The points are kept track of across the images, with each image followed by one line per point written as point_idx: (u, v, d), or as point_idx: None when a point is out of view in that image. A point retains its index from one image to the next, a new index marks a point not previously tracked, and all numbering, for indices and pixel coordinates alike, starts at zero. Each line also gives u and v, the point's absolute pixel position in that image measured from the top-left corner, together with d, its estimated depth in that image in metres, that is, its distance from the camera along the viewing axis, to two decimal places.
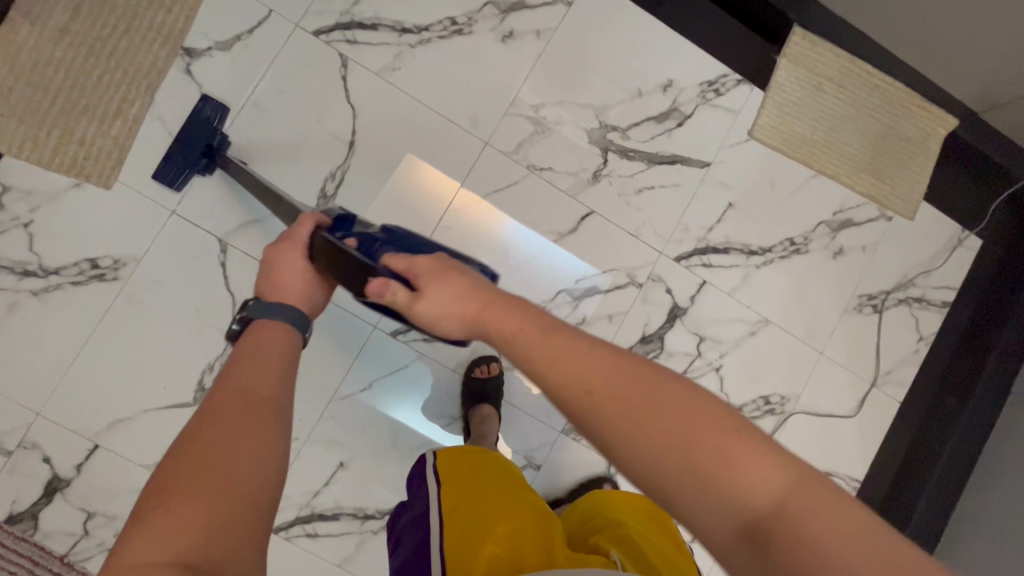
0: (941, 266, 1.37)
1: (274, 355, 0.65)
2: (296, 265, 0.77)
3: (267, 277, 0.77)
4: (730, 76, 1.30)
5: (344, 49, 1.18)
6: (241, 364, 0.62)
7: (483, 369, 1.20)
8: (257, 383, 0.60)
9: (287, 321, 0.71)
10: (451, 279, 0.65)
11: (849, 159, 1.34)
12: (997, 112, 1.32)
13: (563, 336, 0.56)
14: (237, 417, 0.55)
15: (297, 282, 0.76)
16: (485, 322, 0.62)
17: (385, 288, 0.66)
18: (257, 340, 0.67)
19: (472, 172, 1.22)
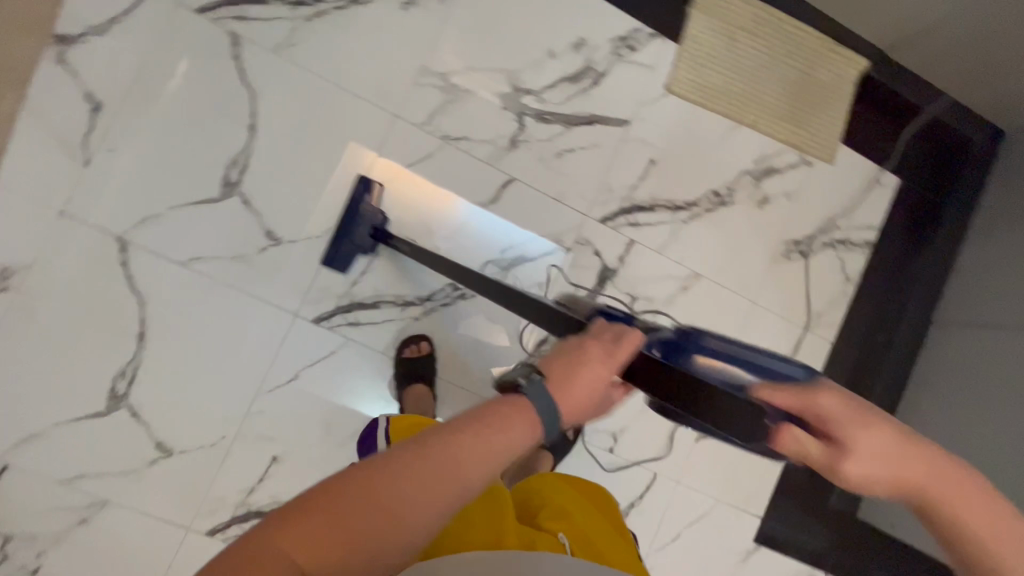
0: (862, 206, 1.40)
1: (521, 437, 0.51)
2: (601, 374, 0.56)
3: (562, 359, 0.56)
4: (642, 30, 1.28)
5: (233, 26, 1.12)
6: (501, 431, 0.50)
7: (413, 348, 1.18)
8: (474, 452, 0.48)
9: (549, 425, 0.52)
10: (880, 423, 0.51)
11: (767, 108, 1.34)
12: (903, 48, 1.34)
13: (924, 459, 0.51)
14: (430, 488, 0.46)
15: (590, 385, 0.56)
16: (923, 487, 0.51)
17: (796, 442, 0.53)
18: (509, 427, 0.51)
19: (384, 147, 1.18)
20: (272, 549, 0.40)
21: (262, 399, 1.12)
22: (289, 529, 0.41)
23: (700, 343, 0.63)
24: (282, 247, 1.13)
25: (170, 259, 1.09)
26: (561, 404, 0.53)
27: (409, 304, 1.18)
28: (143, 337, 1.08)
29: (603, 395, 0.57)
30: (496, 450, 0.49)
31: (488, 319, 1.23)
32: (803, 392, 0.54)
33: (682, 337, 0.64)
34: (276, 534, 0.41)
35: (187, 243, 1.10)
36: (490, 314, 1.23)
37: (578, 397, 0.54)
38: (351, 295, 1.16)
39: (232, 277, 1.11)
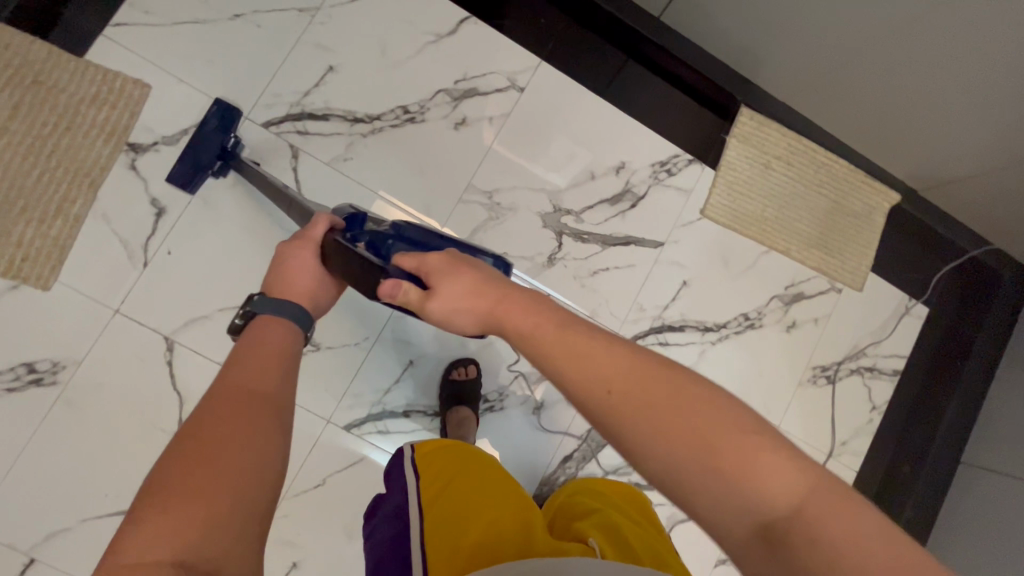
0: (890, 336, 1.41)
1: (274, 354, 0.65)
2: (309, 265, 0.81)
3: (275, 271, 0.80)
4: (681, 156, 1.33)
5: (295, 140, 1.18)
6: (243, 364, 0.62)
7: (461, 371, 1.19)
8: (253, 377, 0.60)
9: (295, 316, 0.73)
10: (457, 271, 0.67)
11: (799, 234, 1.38)
12: (936, 190, 1.38)
13: (551, 314, 0.60)
14: (242, 414, 0.55)
15: (301, 273, 0.80)
16: (501, 319, 0.63)
17: (396, 287, 0.69)
18: (262, 337, 0.68)
19: None
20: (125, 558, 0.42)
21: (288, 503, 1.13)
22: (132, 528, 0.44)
23: (379, 235, 0.79)
24: (321, 352, 1.17)
25: (213, 360, 1.13)
26: (279, 291, 0.78)
27: (438, 415, 1.20)
28: None
29: (320, 276, 0.81)
30: (270, 370, 0.63)
31: (515, 432, 1.23)
32: (410, 258, 0.71)
33: (382, 231, 0.78)
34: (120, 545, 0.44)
35: (230, 343, 1.13)
36: (518, 426, 1.23)
37: (295, 286, 0.78)
38: (383, 403, 1.18)
39: None
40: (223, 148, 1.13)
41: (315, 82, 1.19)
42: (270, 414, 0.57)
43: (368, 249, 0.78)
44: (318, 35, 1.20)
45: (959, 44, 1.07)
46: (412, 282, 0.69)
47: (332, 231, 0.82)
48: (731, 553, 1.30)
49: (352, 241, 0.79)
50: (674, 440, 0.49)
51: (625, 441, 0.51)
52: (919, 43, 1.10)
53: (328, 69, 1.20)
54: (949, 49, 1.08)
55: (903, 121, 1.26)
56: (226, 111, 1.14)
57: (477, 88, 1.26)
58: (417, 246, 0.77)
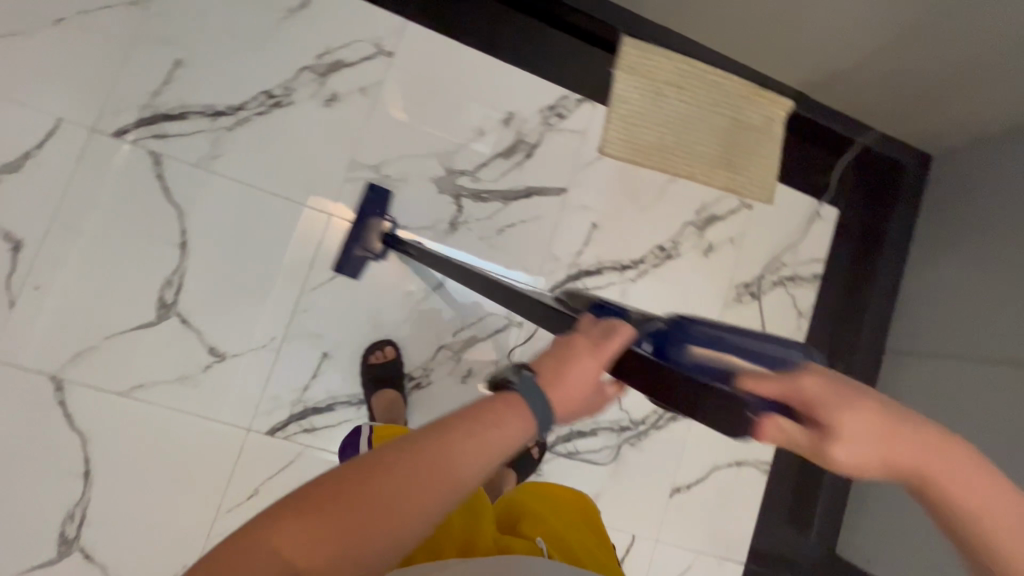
0: (806, 242, 1.42)
1: (497, 441, 0.47)
2: (592, 374, 0.52)
3: (552, 361, 0.52)
4: (569, 97, 1.30)
5: (153, 145, 1.10)
6: (478, 432, 0.46)
7: (378, 354, 1.16)
8: (462, 449, 0.45)
9: (545, 421, 0.49)
10: (862, 397, 0.46)
11: (702, 157, 1.36)
12: (824, 91, 1.37)
13: (919, 438, 0.46)
14: (417, 487, 0.43)
15: (582, 382, 0.52)
16: (884, 453, 0.46)
17: (776, 427, 0.48)
18: (497, 425, 0.47)
19: (322, 248, 1.16)
20: (257, 544, 0.39)
21: (221, 520, 1.09)
22: (268, 517, 0.40)
23: (691, 331, 0.56)
24: (227, 361, 1.11)
25: (111, 391, 1.06)
26: (559, 395, 0.50)
27: (364, 402, 1.16)
28: (89, 475, 1.04)
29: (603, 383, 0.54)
30: (500, 447, 0.47)
31: (447, 405, 1.21)
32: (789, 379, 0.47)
33: (667, 327, 0.57)
34: (260, 521, 0.40)
35: (126, 371, 1.07)
36: (449, 399, 1.21)
37: (569, 390, 0.51)
38: (304, 402, 1.14)
39: (177, 400, 1.08)
40: (388, 235, 1.14)
41: (163, 79, 1.11)
42: (439, 502, 0.44)
43: (653, 359, 0.56)
44: (156, 28, 1.11)
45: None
46: (788, 414, 0.48)
47: (634, 335, 0.54)
48: (684, 479, 1.32)
49: (639, 351, 0.56)
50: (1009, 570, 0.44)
51: (947, 524, 0.47)
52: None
53: (175, 63, 1.11)
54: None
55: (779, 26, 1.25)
56: (364, 220, 1.16)
57: (343, 59, 1.19)
58: (741, 352, 0.52)
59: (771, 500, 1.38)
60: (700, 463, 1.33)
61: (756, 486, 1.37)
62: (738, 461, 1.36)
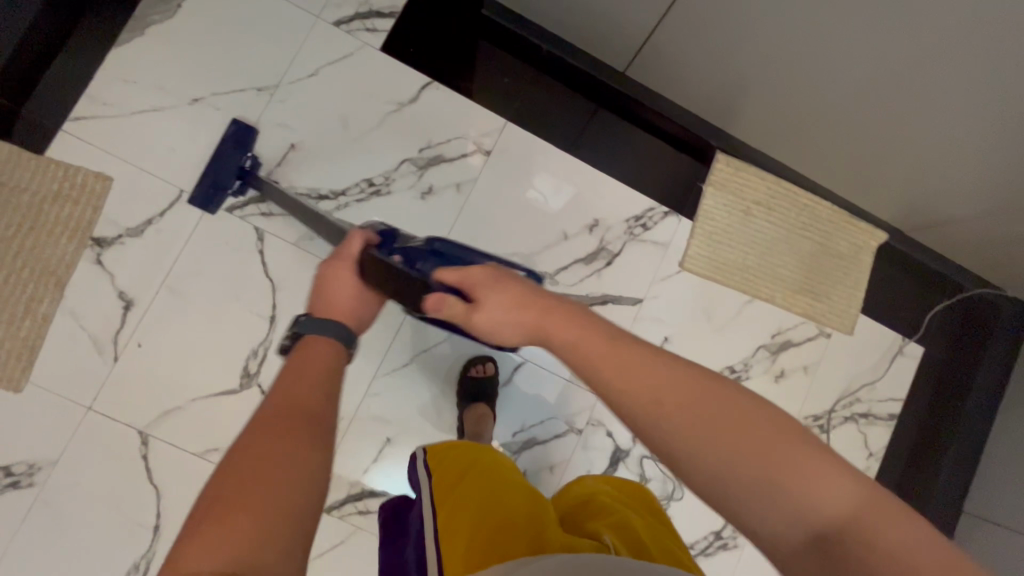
0: (884, 379, 1.36)
1: (318, 371, 0.68)
2: (348, 283, 0.82)
3: (319, 292, 0.82)
4: (656, 209, 1.30)
5: (259, 223, 1.17)
6: (293, 381, 0.65)
7: (478, 369, 1.21)
8: (301, 394, 0.63)
9: (339, 335, 0.75)
10: (512, 283, 0.71)
11: (784, 281, 1.33)
12: (922, 232, 1.33)
13: (584, 321, 0.65)
14: (296, 426, 0.58)
15: (344, 291, 0.81)
16: (546, 331, 0.66)
17: (442, 301, 0.74)
18: (311, 355, 0.71)
19: (398, 335, 1.20)
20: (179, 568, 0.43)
21: None
22: (185, 548, 0.45)
23: (429, 257, 0.85)
24: None
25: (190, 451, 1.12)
26: (334, 310, 0.79)
27: None
28: (158, 530, 1.10)
29: (360, 294, 0.82)
30: (318, 379, 0.67)
31: None
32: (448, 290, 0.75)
33: (419, 248, 0.86)
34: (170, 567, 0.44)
35: (205, 432, 1.13)
36: None
37: (333, 306, 0.79)
38: (362, 483, 1.17)
39: None
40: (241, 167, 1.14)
41: (277, 161, 1.18)
42: (315, 447, 0.57)
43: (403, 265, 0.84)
44: (277, 113, 1.18)
45: (949, 108, 1.03)
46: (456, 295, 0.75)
47: (361, 237, 0.85)
48: None
49: (390, 258, 0.84)
50: (758, 489, 0.52)
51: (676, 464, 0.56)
52: (907, 107, 1.06)
53: (289, 146, 1.18)
54: (940, 109, 1.04)
55: (889, 175, 1.23)
56: (244, 131, 1.15)
57: (442, 154, 1.23)
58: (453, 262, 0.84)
59: None
60: None
61: None
62: None
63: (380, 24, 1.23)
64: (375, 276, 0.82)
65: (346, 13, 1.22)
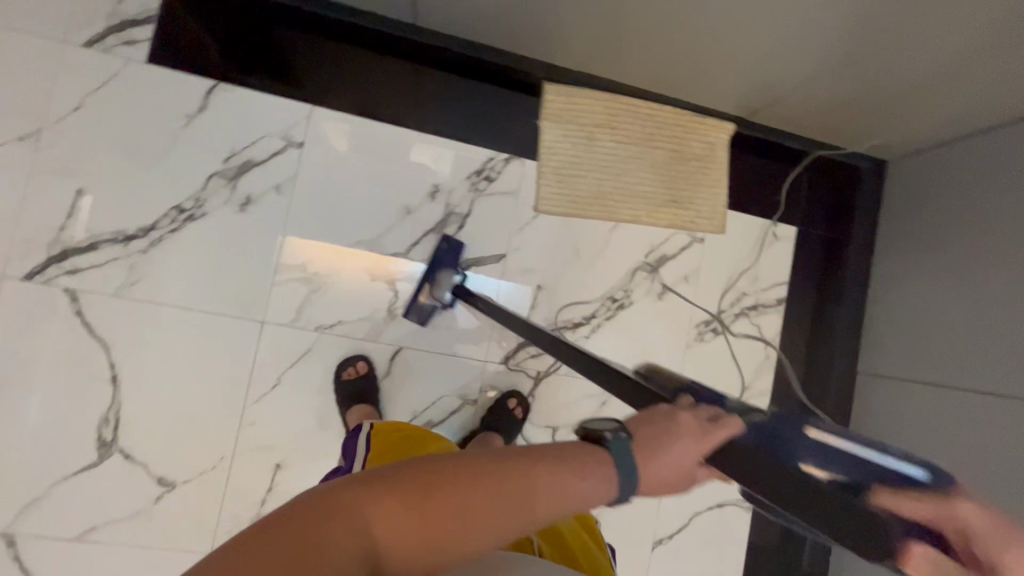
0: (764, 268, 1.37)
1: (598, 485, 0.43)
2: (686, 454, 0.45)
3: (650, 427, 0.47)
4: (495, 158, 1.26)
5: (67, 282, 1.06)
6: (572, 475, 0.42)
7: (351, 371, 1.15)
8: (560, 480, 0.42)
9: (626, 483, 0.43)
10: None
11: (645, 198, 1.30)
12: (761, 115, 1.31)
13: None
14: (508, 509, 0.40)
15: (678, 467, 0.45)
16: None
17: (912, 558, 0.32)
18: (587, 480, 0.43)
19: (259, 359, 1.13)
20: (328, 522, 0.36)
21: None
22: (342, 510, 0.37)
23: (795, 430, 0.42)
24: (179, 489, 1.09)
25: (65, 538, 1.05)
26: (648, 468, 0.44)
27: None
28: None
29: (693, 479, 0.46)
30: (573, 485, 0.42)
31: None
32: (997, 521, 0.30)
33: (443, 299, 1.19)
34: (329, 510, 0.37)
35: (75, 515, 1.05)
36: None
37: (656, 473, 0.44)
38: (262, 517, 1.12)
39: (133, 537, 1.07)
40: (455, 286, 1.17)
41: (67, 212, 1.07)
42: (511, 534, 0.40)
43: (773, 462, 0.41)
44: (50, 160, 1.06)
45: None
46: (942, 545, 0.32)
47: (749, 428, 0.45)
48: (665, 530, 1.30)
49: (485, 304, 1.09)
50: None
51: None
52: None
53: (76, 193, 1.07)
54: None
55: (729, 49, 1.11)
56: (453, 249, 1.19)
57: (251, 158, 1.14)
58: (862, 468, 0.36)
59: (757, 535, 1.36)
60: (679, 511, 1.31)
61: (742, 523, 1.34)
62: (718, 503, 1.33)
63: (138, 33, 1.10)
64: (738, 468, 0.43)
65: (96, 31, 1.09)
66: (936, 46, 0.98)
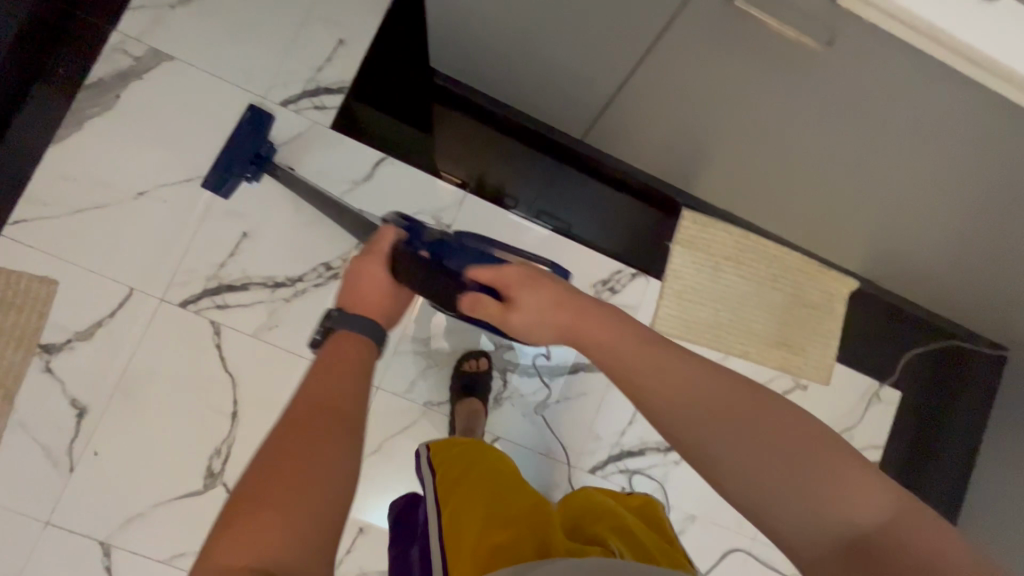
0: (864, 428, 1.35)
1: (361, 358, 0.70)
2: (379, 276, 0.81)
3: (348, 289, 0.80)
4: (624, 271, 1.28)
5: (214, 315, 1.13)
6: (336, 371, 0.66)
7: (472, 364, 1.19)
8: (338, 386, 0.64)
9: (362, 329, 0.73)
10: (545, 284, 0.77)
11: (758, 336, 1.32)
12: (888, 281, 1.31)
13: (671, 359, 0.65)
14: (321, 429, 0.58)
15: (374, 289, 0.80)
16: (580, 337, 0.72)
17: (478, 301, 0.81)
18: (355, 348, 0.71)
19: (367, 421, 1.17)
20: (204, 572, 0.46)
21: None
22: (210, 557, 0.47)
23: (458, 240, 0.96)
24: None
25: (154, 559, 1.09)
26: (359, 306, 0.78)
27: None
28: None
29: (391, 287, 0.82)
30: (350, 371, 0.67)
31: None
32: (501, 283, 0.80)
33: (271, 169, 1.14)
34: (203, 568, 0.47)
35: (171, 538, 1.09)
36: None
37: (360, 295, 0.79)
38: None
39: None
40: (259, 153, 1.13)
41: (229, 251, 1.14)
42: (342, 439, 0.58)
43: (432, 251, 0.88)
44: (227, 202, 1.14)
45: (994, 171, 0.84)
46: (489, 294, 0.81)
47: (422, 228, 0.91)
48: None
49: (420, 253, 0.86)
50: (789, 485, 0.55)
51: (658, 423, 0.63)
52: (923, 172, 0.89)
53: (242, 234, 1.15)
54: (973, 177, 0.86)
55: (885, 226, 1.09)
56: (260, 116, 1.14)
57: None
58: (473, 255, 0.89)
59: None
60: None
61: None
62: None
63: (329, 100, 1.20)
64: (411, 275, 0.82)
65: (293, 92, 1.18)
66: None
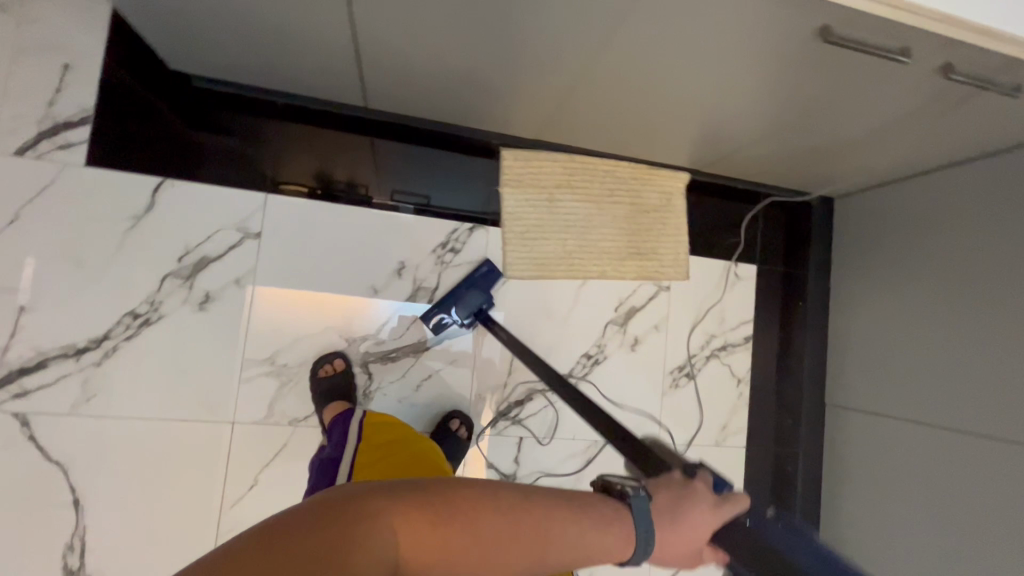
0: (730, 308, 1.42)
1: (610, 541, 0.46)
2: (701, 530, 0.48)
3: (670, 495, 0.50)
4: (459, 228, 1.26)
5: (15, 407, 1.00)
6: (573, 511, 0.46)
7: (328, 367, 1.13)
8: (567, 526, 0.45)
9: (639, 548, 0.46)
10: None
11: (609, 254, 1.32)
12: (713, 166, 1.34)
13: None
14: (537, 543, 0.43)
15: (687, 536, 0.48)
16: None
17: None
18: (602, 538, 0.46)
19: (232, 460, 1.09)
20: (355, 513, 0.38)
21: None
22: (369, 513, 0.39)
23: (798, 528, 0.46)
24: None
25: None
26: (660, 532, 0.48)
27: None
28: None
29: (692, 552, 0.48)
30: (579, 528, 0.45)
31: None
32: None
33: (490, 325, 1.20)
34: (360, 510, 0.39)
35: None
36: None
37: (671, 541, 0.47)
38: None
39: None
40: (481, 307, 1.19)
41: (10, 332, 1.00)
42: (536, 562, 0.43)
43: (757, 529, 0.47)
44: None
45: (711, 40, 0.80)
46: None
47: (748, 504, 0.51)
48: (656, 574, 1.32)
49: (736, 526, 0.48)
50: None
51: None
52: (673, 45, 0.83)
53: (18, 310, 1.01)
54: (704, 63, 0.86)
55: (683, 115, 1.06)
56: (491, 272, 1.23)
57: (206, 255, 1.10)
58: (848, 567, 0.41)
59: None
60: None
61: None
62: None
63: (73, 136, 1.05)
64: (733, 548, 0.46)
65: (26, 138, 1.02)
66: (880, 117, 0.95)
